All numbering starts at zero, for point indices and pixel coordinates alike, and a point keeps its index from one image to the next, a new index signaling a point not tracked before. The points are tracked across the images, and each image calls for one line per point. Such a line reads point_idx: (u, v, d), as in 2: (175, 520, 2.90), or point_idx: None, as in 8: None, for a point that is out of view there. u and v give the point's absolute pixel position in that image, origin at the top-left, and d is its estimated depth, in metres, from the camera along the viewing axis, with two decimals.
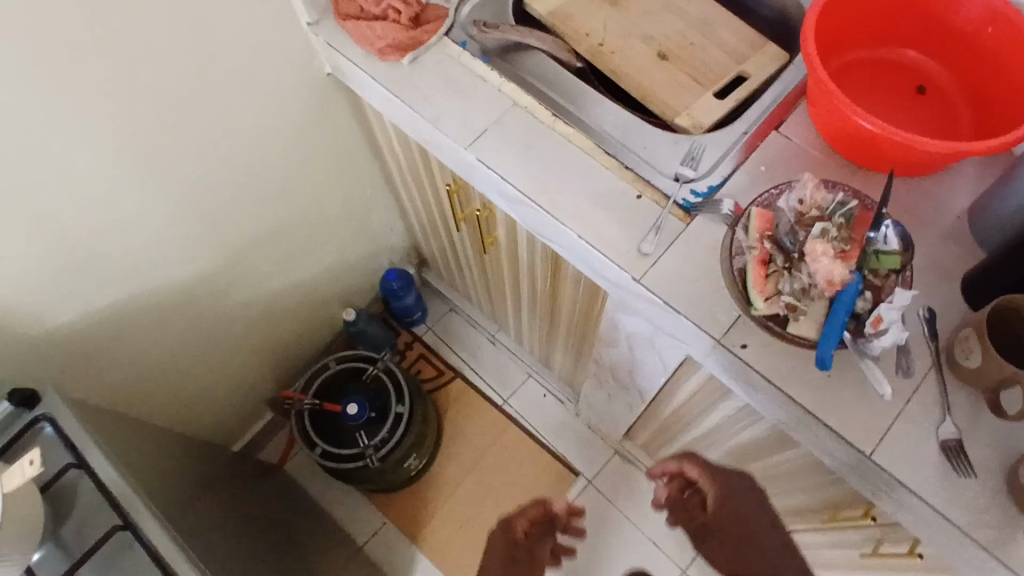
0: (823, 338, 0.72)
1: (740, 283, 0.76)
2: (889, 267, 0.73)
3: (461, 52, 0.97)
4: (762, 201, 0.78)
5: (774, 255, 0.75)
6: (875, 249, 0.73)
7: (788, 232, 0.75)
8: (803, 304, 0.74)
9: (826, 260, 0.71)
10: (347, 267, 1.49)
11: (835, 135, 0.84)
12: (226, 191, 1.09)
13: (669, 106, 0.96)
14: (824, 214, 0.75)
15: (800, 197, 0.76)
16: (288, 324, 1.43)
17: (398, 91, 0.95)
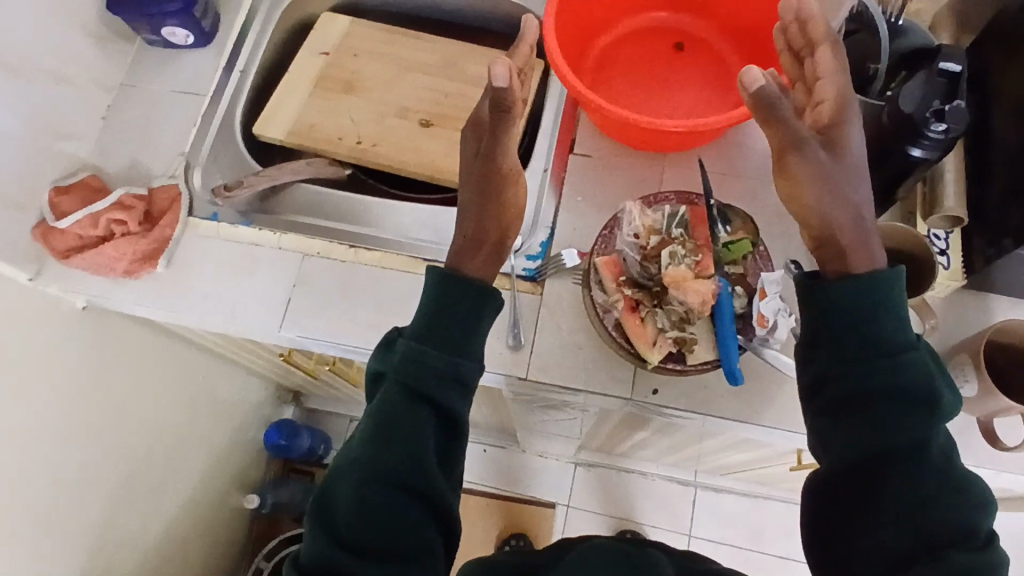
0: (724, 353, 0.68)
1: (623, 339, 0.70)
2: (743, 252, 0.71)
3: (217, 226, 0.82)
4: (600, 248, 0.73)
5: (639, 297, 0.70)
6: (721, 245, 0.71)
7: (640, 269, 0.70)
8: (690, 331, 0.69)
9: (691, 282, 0.66)
10: (225, 454, 1.31)
11: (623, 134, 0.81)
12: (46, 494, 0.89)
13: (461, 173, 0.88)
14: (663, 233, 0.71)
15: (633, 229, 0.71)
16: (198, 552, 1.24)
17: (173, 305, 0.81)
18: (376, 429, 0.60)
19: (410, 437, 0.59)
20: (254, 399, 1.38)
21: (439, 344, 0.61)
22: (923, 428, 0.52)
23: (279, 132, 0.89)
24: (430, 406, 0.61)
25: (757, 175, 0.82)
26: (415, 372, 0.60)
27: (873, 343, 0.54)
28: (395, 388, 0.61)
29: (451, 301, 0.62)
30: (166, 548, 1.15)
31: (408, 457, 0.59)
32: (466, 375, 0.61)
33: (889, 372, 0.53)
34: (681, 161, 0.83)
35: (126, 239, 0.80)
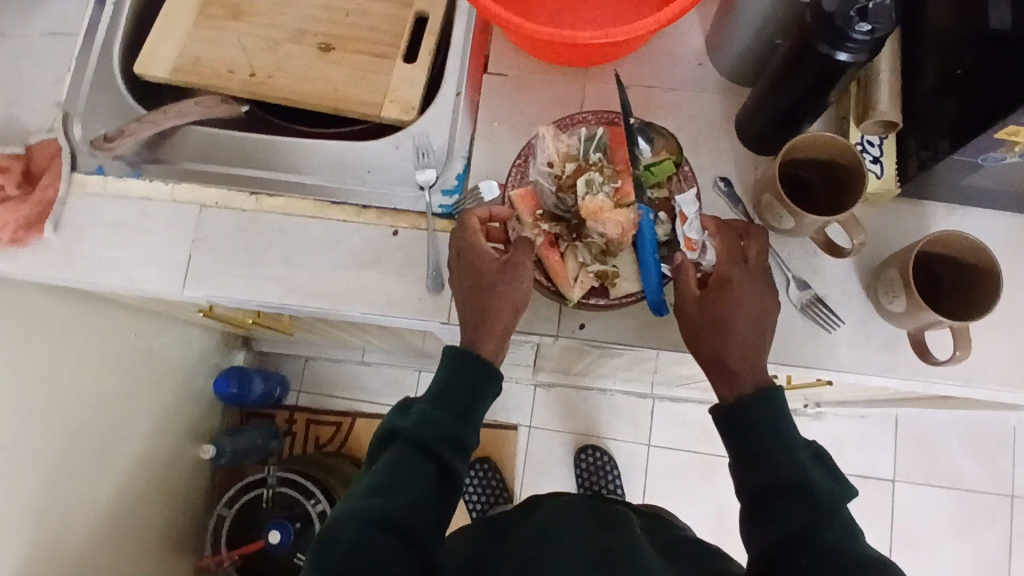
0: (646, 282, 0.65)
1: (542, 277, 0.67)
2: (668, 173, 0.67)
3: (104, 181, 0.76)
4: (514, 181, 0.69)
5: (558, 232, 0.67)
6: (642, 167, 0.66)
7: (556, 201, 0.68)
8: (611, 264, 0.67)
9: (610, 214, 0.64)
10: (174, 409, 1.28)
11: (538, 48, 0.74)
12: None
13: (368, 102, 0.80)
14: (579, 159, 0.68)
15: (547, 158, 0.69)
16: (157, 505, 1.24)
17: (65, 272, 0.75)
18: (382, 482, 0.59)
19: (413, 495, 0.59)
20: (198, 350, 1.34)
21: (448, 405, 0.62)
22: (807, 500, 0.56)
23: (162, 69, 0.80)
24: (433, 462, 0.61)
25: (685, 85, 0.76)
26: (426, 434, 0.60)
27: (760, 438, 0.59)
28: (401, 449, 0.61)
29: (468, 376, 0.62)
30: (121, 507, 1.14)
31: (412, 508, 0.59)
32: (469, 439, 0.62)
33: (772, 452, 0.58)
34: (603, 74, 0.76)
35: (5, 205, 0.73)
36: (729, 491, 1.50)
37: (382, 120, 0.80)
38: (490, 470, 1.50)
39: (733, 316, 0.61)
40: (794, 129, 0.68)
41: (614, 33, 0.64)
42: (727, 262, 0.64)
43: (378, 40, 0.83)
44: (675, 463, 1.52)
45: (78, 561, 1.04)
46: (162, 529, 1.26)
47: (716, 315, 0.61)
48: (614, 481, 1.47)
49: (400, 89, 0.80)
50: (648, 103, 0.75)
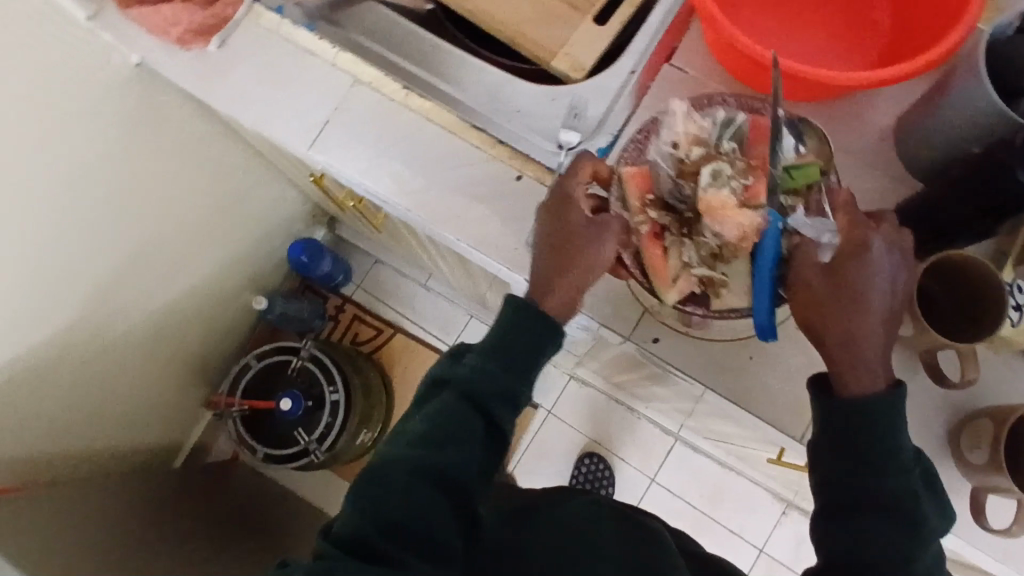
0: (756, 304, 0.58)
1: (641, 270, 0.65)
2: (807, 179, 0.61)
3: (278, 22, 0.78)
4: (631, 157, 0.67)
5: (666, 222, 0.63)
6: (784, 168, 0.61)
7: (672, 189, 0.63)
8: (721, 271, 0.62)
9: (728, 214, 0.58)
10: (246, 253, 1.33)
11: (726, 57, 0.72)
12: (62, 231, 0.91)
13: (544, 48, 0.81)
14: (708, 146, 0.63)
15: (674, 142, 0.64)
16: (197, 330, 1.30)
17: (213, 90, 0.78)
18: (434, 432, 0.60)
19: (459, 445, 0.59)
20: (288, 210, 1.39)
21: (507, 361, 0.61)
22: (900, 519, 0.54)
23: None
24: (483, 418, 0.61)
25: (856, 154, 0.73)
26: (479, 385, 0.61)
27: (870, 451, 0.55)
28: (453, 399, 0.61)
29: (535, 335, 0.62)
30: (167, 317, 1.20)
31: (459, 460, 0.59)
32: (520, 395, 0.62)
33: (888, 471, 0.54)
34: (779, 110, 0.73)
35: (183, 6, 0.76)
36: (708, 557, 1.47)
37: (549, 69, 0.80)
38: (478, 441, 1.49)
39: (851, 297, 0.56)
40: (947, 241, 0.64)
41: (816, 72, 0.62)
42: (857, 232, 0.57)
43: None
44: (668, 506, 1.50)
45: (115, 345, 1.11)
46: (193, 352, 1.33)
47: (842, 292, 0.56)
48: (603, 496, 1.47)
49: (577, 46, 0.80)
50: None
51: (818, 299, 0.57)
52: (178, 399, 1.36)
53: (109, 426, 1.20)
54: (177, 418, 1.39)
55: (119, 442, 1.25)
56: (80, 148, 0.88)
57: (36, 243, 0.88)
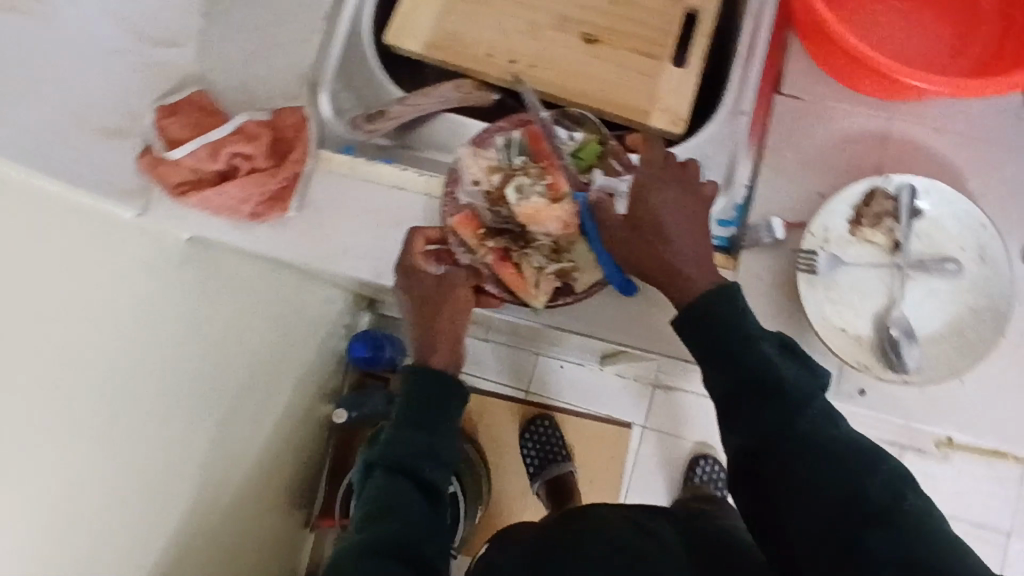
0: (608, 264, 0.63)
1: (506, 293, 0.65)
2: (594, 152, 0.66)
3: (354, 163, 0.70)
4: (446, 207, 0.64)
5: (506, 245, 0.65)
6: (569, 155, 0.66)
7: (493, 215, 0.65)
8: (568, 260, 0.64)
9: (546, 211, 0.62)
10: (313, 369, 1.25)
11: (853, 76, 0.67)
12: (164, 431, 0.82)
13: (634, 107, 0.74)
14: (505, 167, 0.65)
15: (473, 179, 0.64)
16: (287, 462, 1.22)
17: (305, 255, 0.70)
18: (374, 507, 0.55)
19: (405, 501, 0.55)
20: (337, 310, 1.30)
21: (416, 423, 0.59)
22: (784, 417, 0.51)
23: (416, 43, 0.74)
24: (419, 478, 0.57)
25: (998, 140, 0.69)
26: (397, 454, 0.57)
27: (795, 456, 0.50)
28: (380, 474, 0.57)
29: (428, 397, 0.60)
30: (262, 463, 1.12)
31: (401, 524, 0.54)
32: (446, 449, 0.59)
33: (838, 468, 0.48)
34: (909, 113, 0.69)
35: (255, 177, 0.68)
36: None
37: (647, 129, 0.74)
38: (574, 474, 1.48)
39: (652, 221, 0.59)
40: None
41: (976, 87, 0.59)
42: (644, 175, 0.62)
43: (648, 37, 0.75)
44: None
45: (227, 515, 1.02)
46: (287, 485, 1.25)
47: (644, 220, 0.60)
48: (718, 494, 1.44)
49: (672, 97, 0.74)
50: (957, 152, 0.69)
51: (622, 236, 0.60)
52: (284, 537, 1.28)
53: None
54: (286, 556, 1.31)
55: None
56: (164, 340, 0.79)
57: (147, 453, 0.79)
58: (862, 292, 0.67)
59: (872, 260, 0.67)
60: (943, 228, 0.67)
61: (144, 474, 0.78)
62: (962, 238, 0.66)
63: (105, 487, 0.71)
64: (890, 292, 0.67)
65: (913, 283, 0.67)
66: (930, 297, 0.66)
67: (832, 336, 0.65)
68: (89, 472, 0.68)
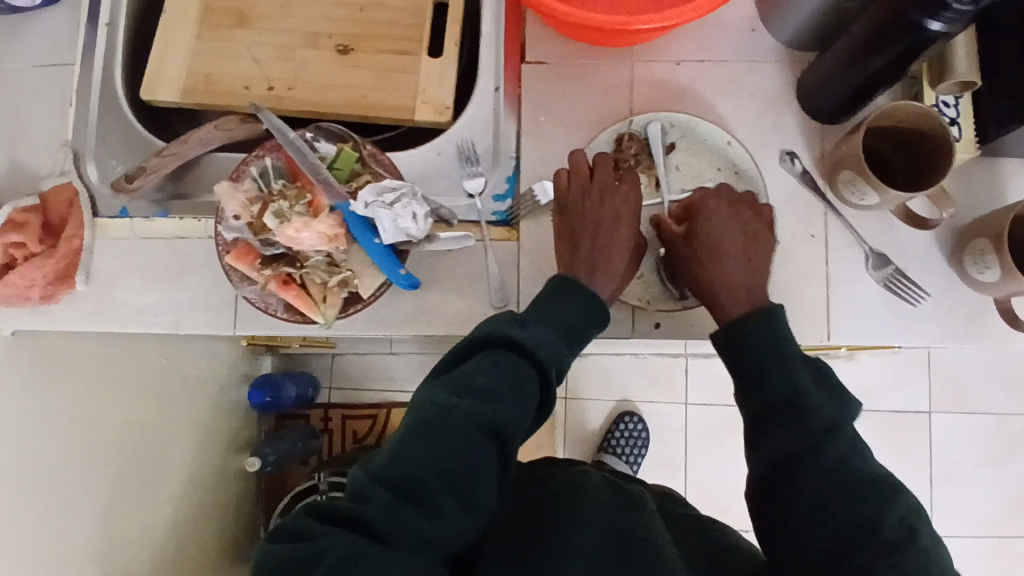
0: (385, 265, 0.65)
1: (297, 315, 0.67)
2: (351, 160, 0.67)
3: (130, 224, 0.71)
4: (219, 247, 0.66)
5: (287, 269, 0.66)
6: (327, 168, 0.67)
7: (266, 244, 0.65)
8: (347, 269, 0.66)
9: (308, 229, 0.63)
10: (215, 425, 1.26)
11: (579, 30, 0.69)
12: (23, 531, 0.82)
13: (399, 106, 0.75)
14: (264, 195, 0.66)
15: (235, 214, 0.65)
16: (209, 522, 1.23)
17: (105, 325, 0.71)
18: (489, 381, 0.52)
19: (512, 394, 0.52)
20: (229, 360, 1.31)
21: (559, 309, 0.58)
22: (802, 433, 0.53)
23: (172, 93, 0.75)
24: (537, 370, 0.54)
25: (739, 57, 0.71)
26: (535, 346, 0.54)
27: (761, 358, 0.57)
28: (509, 343, 0.54)
29: (567, 300, 0.59)
30: (175, 531, 1.12)
31: (516, 413, 0.52)
32: (565, 359, 0.56)
33: (773, 367, 0.56)
34: (649, 53, 0.72)
35: (32, 263, 0.68)
36: None
37: (416, 123, 0.75)
38: None
39: (717, 246, 0.63)
40: (862, 100, 0.65)
41: (673, 17, 0.62)
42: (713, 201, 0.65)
43: (399, 36, 0.77)
44: (713, 420, 1.50)
45: None
46: (218, 543, 1.25)
47: (704, 243, 0.64)
48: (643, 446, 1.48)
49: (431, 88, 0.75)
50: (701, 79, 0.71)
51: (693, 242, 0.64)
52: None
53: None
54: None
55: None
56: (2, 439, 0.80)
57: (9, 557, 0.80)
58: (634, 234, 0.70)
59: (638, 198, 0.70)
60: (695, 153, 0.70)
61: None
62: (713, 160, 0.70)
63: None
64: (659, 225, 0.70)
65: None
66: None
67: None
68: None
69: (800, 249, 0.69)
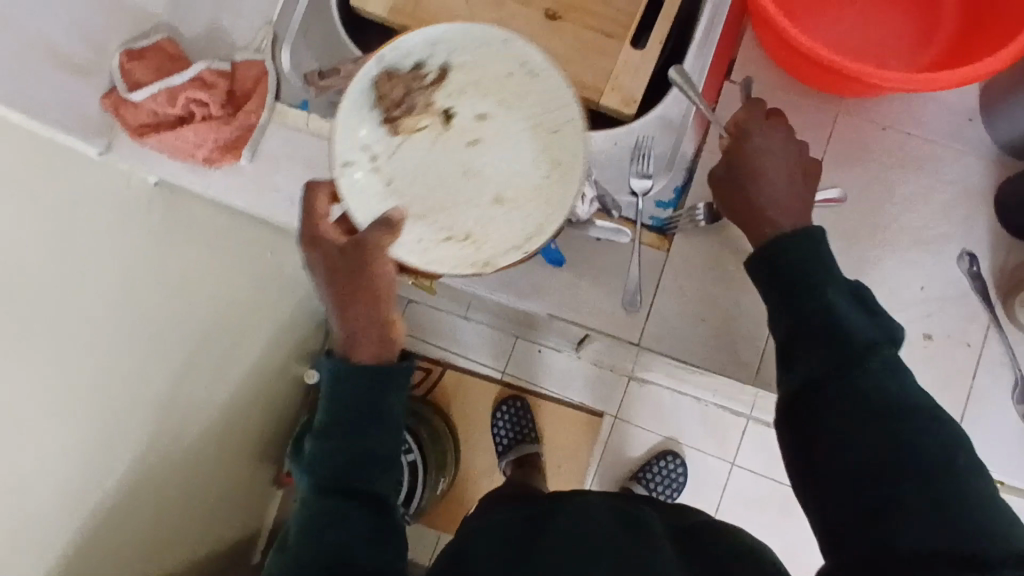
0: None
1: None
2: None
3: (307, 116, 0.72)
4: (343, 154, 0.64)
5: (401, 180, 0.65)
6: None
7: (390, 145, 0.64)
8: None
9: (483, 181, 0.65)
10: (289, 328, 1.29)
11: (796, 66, 0.68)
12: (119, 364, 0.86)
13: (589, 84, 0.75)
14: (405, 95, 0.63)
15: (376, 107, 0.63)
16: (256, 416, 1.26)
17: (253, 204, 0.73)
18: (298, 535, 0.62)
19: (327, 539, 0.61)
20: None
21: (348, 404, 0.64)
22: (910, 467, 0.51)
23: (381, 7, 0.76)
24: (364, 477, 0.63)
25: (943, 142, 0.69)
26: (321, 466, 0.64)
27: (884, 407, 0.53)
28: (309, 484, 0.64)
29: (362, 391, 0.64)
30: (229, 411, 1.15)
31: (343, 539, 0.61)
32: (380, 448, 0.64)
33: (898, 417, 0.53)
34: (857, 110, 0.70)
35: (209, 125, 0.71)
36: (805, 529, 1.44)
37: (599, 107, 0.75)
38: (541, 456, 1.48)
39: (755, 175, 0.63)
40: None
41: (932, 83, 0.58)
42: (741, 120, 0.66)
43: (610, 17, 0.76)
44: (756, 488, 1.46)
45: (189, 455, 1.06)
46: (255, 438, 1.29)
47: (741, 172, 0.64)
48: (678, 489, 1.45)
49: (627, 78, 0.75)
50: (900, 153, 0.69)
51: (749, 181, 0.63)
52: (250, 487, 1.32)
53: (193, 536, 1.15)
54: (251, 505, 1.35)
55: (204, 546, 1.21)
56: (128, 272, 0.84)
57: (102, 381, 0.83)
58: (448, 184, 0.64)
59: (431, 146, 0.64)
60: (477, 68, 0.64)
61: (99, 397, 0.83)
62: (503, 65, 0.64)
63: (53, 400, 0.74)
64: (487, 163, 0.64)
65: (497, 132, 0.65)
66: (509, 143, 0.64)
67: (439, 254, 0.62)
68: (38, 383, 0.73)
69: (950, 352, 0.67)
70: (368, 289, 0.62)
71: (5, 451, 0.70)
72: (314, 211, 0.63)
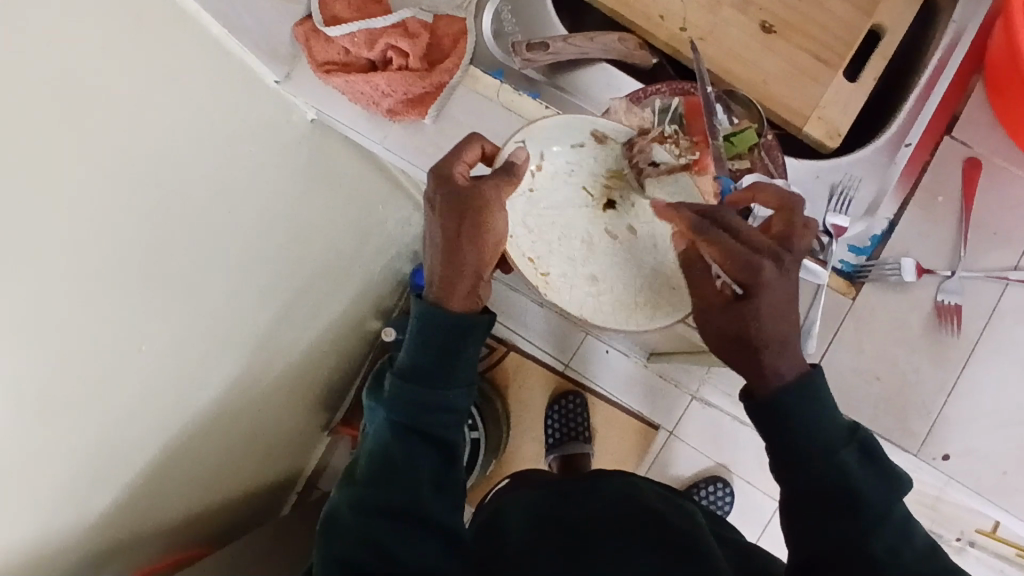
0: None
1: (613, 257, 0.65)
2: (748, 145, 0.67)
3: (500, 85, 0.70)
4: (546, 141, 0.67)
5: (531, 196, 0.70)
6: (723, 139, 0.67)
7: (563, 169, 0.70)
8: None
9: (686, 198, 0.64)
10: (376, 283, 1.26)
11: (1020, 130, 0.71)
12: (249, 294, 0.82)
13: (793, 109, 0.71)
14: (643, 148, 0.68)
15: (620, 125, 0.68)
16: (329, 362, 1.23)
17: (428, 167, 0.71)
18: (375, 471, 0.60)
19: (404, 478, 0.59)
20: (413, 233, 1.30)
21: (436, 350, 0.63)
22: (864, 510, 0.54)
23: None
24: (435, 419, 0.62)
25: None
26: (396, 409, 0.62)
27: (817, 447, 0.56)
28: (385, 423, 0.62)
29: (447, 335, 0.64)
30: (311, 356, 1.13)
31: (410, 489, 0.59)
32: (454, 399, 0.63)
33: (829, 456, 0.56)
34: None
35: (404, 77, 0.68)
36: None
37: (801, 134, 0.72)
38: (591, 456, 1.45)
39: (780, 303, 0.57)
40: None
41: None
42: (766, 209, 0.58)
43: (828, 42, 0.71)
44: None
45: (274, 393, 1.04)
46: (322, 385, 1.26)
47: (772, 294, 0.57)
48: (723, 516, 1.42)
49: (834, 108, 0.71)
50: None
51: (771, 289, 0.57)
52: (306, 431, 1.30)
53: (255, 472, 1.13)
54: (303, 451, 1.33)
55: (261, 483, 1.19)
56: (273, 202, 0.81)
57: (234, 311, 0.80)
58: (562, 234, 0.71)
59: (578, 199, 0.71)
60: None
61: (227, 323, 0.79)
62: None
63: (192, 321, 0.71)
64: (610, 259, 0.71)
65: (631, 243, 0.71)
66: (633, 257, 0.70)
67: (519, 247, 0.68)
68: (193, 301, 0.70)
69: None
70: (473, 240, 0.62)
71: (150, 368, 0.67)
72: (452, 159, 0.62)
